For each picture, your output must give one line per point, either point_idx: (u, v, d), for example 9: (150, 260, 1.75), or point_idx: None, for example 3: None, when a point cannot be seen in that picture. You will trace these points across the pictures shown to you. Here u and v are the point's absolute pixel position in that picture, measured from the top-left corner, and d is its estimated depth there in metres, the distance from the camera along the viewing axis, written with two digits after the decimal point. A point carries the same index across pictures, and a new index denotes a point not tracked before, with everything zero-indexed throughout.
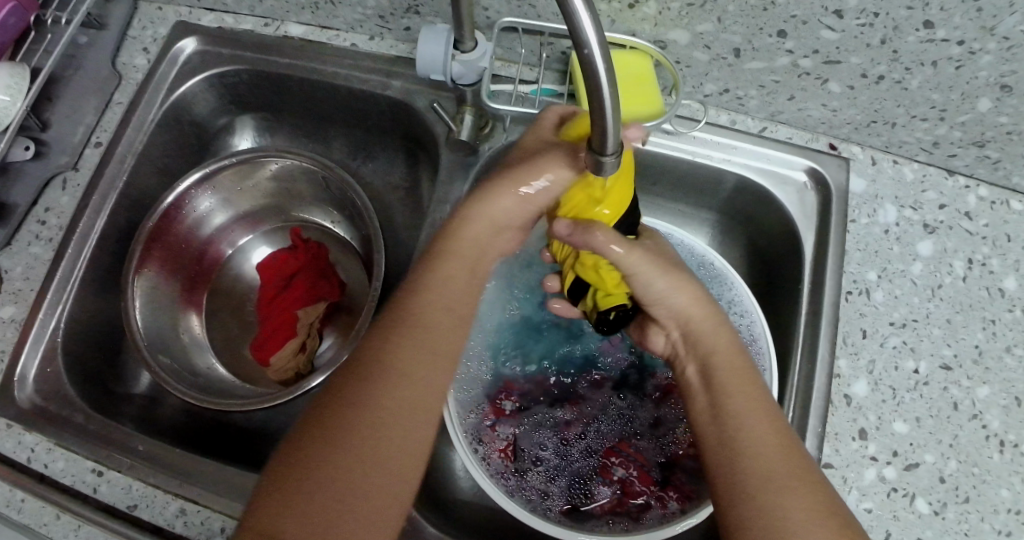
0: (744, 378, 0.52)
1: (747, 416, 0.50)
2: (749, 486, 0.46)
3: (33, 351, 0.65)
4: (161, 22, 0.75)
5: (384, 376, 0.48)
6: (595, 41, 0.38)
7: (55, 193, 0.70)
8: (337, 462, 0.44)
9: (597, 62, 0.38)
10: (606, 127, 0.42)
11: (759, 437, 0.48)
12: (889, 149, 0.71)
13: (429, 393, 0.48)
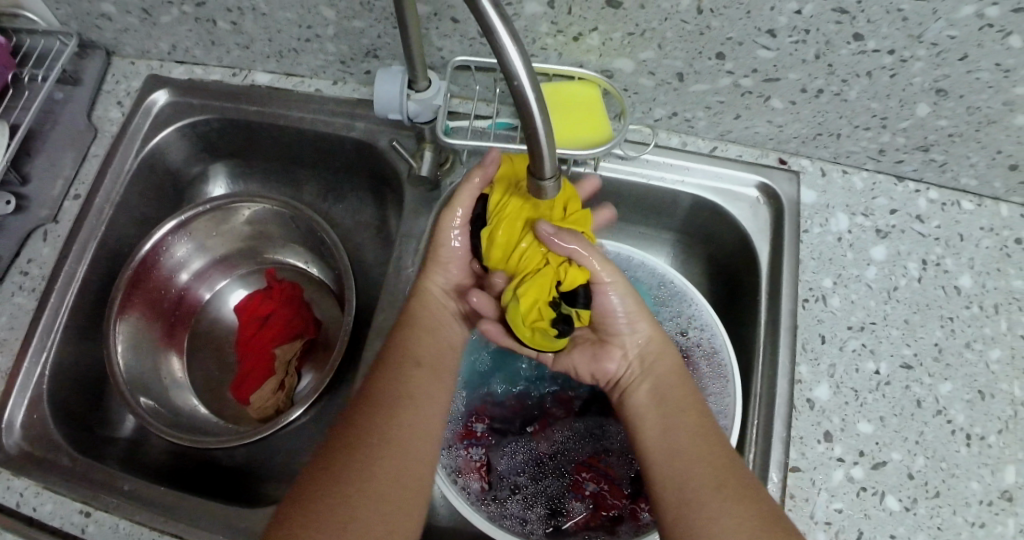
0: (681, 397, 0.55)
1: (680, 430, 0.53)
2: (694, 506, 0.49)
3: (18, 399, 0.66)
4: (133, 76, 0.78)
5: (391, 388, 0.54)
6: (522, 71, 0.41)
7: (37, 245, 0.72)
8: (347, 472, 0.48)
9: (527, 90, 0.41)
10: (542, 154, 0.45)
11: (711, 456, 0.51)
12: (837, 160, 0.73)
13: (426, 419, 0.54)
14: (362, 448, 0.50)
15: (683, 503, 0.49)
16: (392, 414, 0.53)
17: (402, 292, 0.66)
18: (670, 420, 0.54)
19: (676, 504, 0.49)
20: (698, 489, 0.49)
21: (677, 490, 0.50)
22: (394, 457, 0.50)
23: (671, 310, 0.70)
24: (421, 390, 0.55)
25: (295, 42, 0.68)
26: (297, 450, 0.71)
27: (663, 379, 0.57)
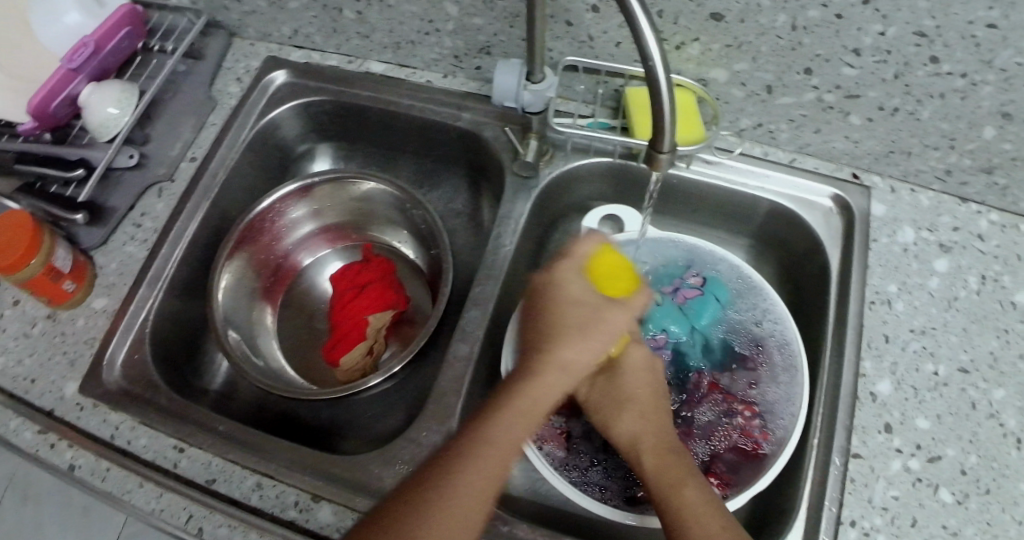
0: (674, 474, 0.57)
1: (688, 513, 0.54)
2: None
3: (120, 340, 0.72)
4: (253, 56, 0.85)
5: (479, 436, 0.52)
6: (655, 51, 0.48)
7: (151, 200, 0.79)
8: (414, 512, 0.49)
9: (658, 68, 0.49)
10: (664, 127, 0.52)
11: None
12: (906, 178, 0.78)
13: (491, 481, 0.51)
14: (426, 499, 0.49)
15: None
16: (462, 462, 0.51)
17: (500, 268, 0.72)
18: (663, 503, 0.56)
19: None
20: None
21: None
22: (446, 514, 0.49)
23: (746, 303, 0.75)
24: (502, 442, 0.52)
25: (415, 34, 0.74)
26: (376, 410, 0.76)
27: (655, 472, 0.58)
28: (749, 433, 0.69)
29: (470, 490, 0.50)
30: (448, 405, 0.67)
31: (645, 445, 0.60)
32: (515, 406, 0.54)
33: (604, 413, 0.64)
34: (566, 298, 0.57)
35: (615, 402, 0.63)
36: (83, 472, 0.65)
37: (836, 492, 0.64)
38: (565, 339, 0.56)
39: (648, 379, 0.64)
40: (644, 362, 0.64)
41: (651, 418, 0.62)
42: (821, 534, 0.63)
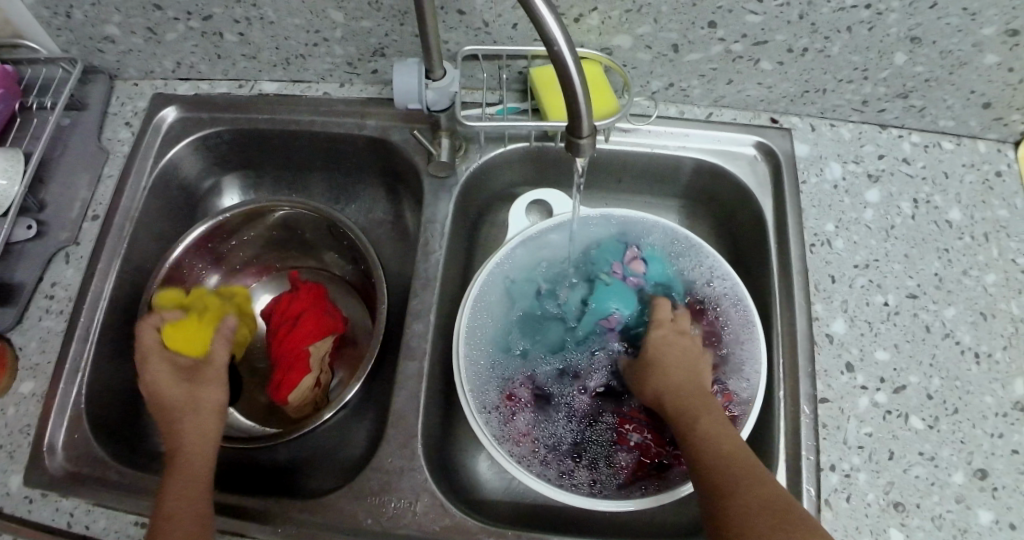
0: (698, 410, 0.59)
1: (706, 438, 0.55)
2: (733, 509, 0.50)
3: (57, 421, 0.66)
4: (139, 96, 0.79)
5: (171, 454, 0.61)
6: (559, 38, 0.44)
7: (59, 268, 0.72)
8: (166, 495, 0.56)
9: (565, 56, 0.44)
10: (580, 112, 0.48)
11: (733, 456, 0.54)
12: (824, 115, 0.78)
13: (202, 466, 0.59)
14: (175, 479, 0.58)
15: (716, 503, 0.51)
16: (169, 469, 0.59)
17: (433, 273, 0.69)
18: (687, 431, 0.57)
19: (711, 511, 0.52)
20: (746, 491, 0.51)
21: (710, 497, 0.52)
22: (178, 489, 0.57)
23: (685, 265, 0.73)
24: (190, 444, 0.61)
25: (302, 47, 0.72)
26: (333, 443, 0.72)
27: (677, 410, 0.59)
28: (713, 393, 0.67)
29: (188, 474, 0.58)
30: (410, 425, 0.63)
31: (670, 383, 0.62)
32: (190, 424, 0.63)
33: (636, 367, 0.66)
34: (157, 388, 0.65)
35: (646, 355, 0.65)
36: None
37: (812, 441, 0.63)
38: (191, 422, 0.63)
39: (683, 349, 0.65)
40: (660, 331, 0.66)
41: (679, 364, 0.63)
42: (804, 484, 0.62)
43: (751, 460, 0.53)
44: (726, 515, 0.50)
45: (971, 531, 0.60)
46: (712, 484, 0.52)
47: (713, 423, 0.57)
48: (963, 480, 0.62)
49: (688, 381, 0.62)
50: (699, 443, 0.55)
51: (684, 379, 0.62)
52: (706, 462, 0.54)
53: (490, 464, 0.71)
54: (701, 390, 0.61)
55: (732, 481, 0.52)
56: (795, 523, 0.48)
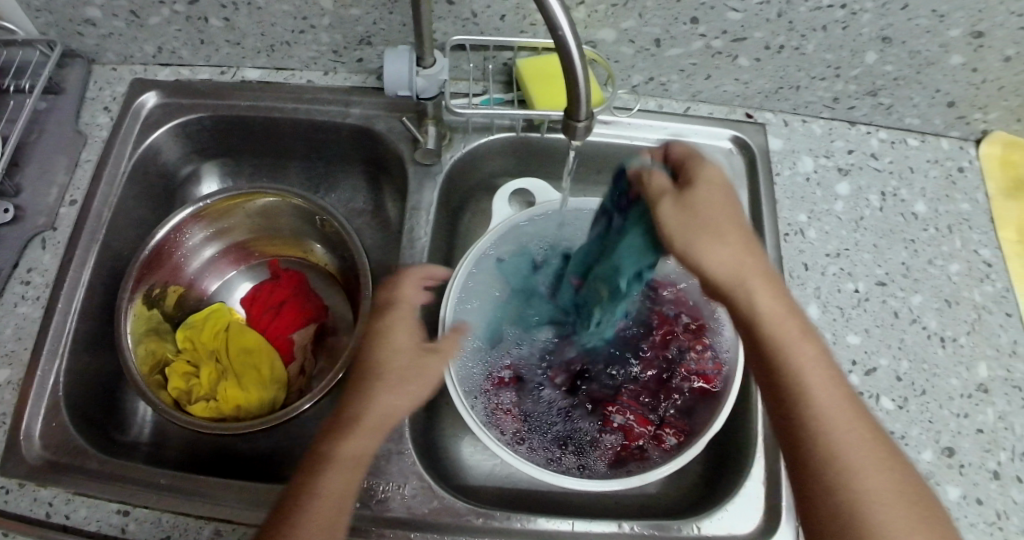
0: (793, 332, 0.52)
1: (818, 385, 0.50)
2: (863, 483, 0.47)
3: (34, 409, 0.64)
4: (118, 81, 0.78)
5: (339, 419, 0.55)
6: (564, 24, 0.45)
7: (35, 253, 0.70)
8: (302, 477, 0.52)
9: (569, 40, 0.46)
10: (580, 95, 0.49)
11: (856, 435, 0.49)
12: (797, 111, 0.80)
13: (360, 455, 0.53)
14: (337, 461, 0.53)
15: (840, 490, 0.47)
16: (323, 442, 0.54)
17: (419, 261, 0.69)
18: (790, 365, 0.51)
19: (824, 491, 0.48)
20: (870, 469, 0.47)
21: (839, 480, 0.47)
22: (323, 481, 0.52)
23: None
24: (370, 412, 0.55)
25: (288, 34, 0.72)
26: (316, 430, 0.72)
27: (767, 319, 0.52)
28: (701, 368, 0.67)
29: (337, 461, 0.53)
30: None
31: (762, 307, 0.52)
32: (402, 372, 0.58)
33: (688, 241, 0.53)
34: (403, 343, 0.59)
35: (715, 232, 0.53)
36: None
37: None
38: (370, 395, 0.56)
39: (718, 202, 0.53)
40: (720, 187, 0.54)
41: (764, 273, 0.53)
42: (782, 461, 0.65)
43: (875, 430, 0.49)
44: (864, 493, 0.47)
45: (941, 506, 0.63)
46: (833, 464, 0.48)
47: (838, 383, 0.50)
48: (932, 458, 0.65)
49: (780, 303, 0.53)
50: (819, 410, 0.49)
51: (773, 301, 0.53)
52: (834, 441, 0.48)
53: (474, 449, 0.71)
54: (805, 321, 0.53)
55: (862, 467, 0.47)
56: (929, 512, 0.47)
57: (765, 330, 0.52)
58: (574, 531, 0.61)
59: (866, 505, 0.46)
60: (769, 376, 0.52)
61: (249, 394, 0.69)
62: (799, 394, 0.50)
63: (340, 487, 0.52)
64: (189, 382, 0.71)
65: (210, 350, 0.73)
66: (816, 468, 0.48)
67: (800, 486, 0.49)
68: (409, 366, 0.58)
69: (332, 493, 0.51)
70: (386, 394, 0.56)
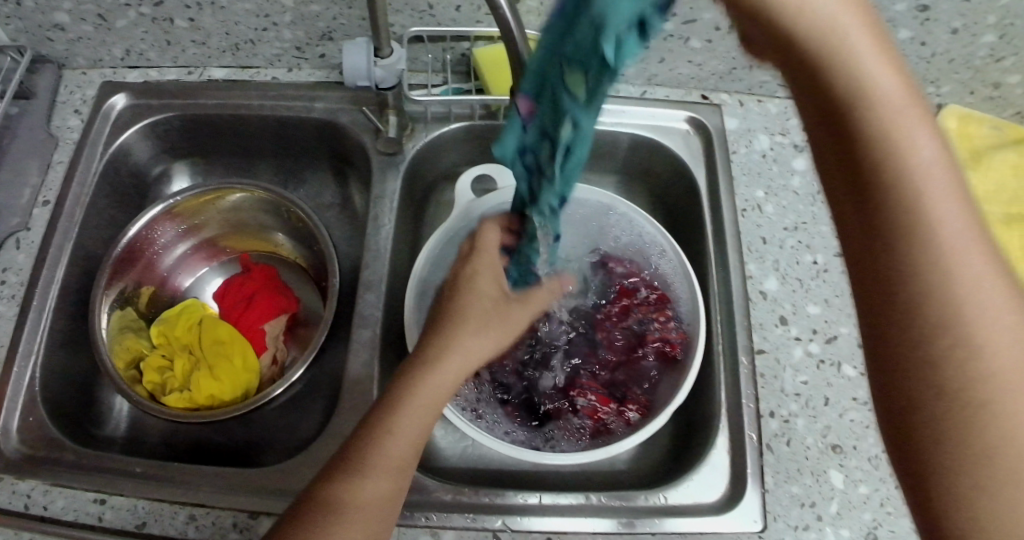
0: (912, 131, 0.36)
1: (949, 215, 0.36)
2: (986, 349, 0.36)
3: (11, 403, 0.66)
4: (87, 85, 0.80)
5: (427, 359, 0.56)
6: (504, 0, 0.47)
7: (10, 253, 0.72)
8: (389, 419, 0.54)
9: (508, 16, 0.47)
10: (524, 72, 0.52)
11: (991, 307, 0.36)
12: (752, 91, 0.82)
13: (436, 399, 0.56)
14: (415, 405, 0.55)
15: (954, 370, 0.36)
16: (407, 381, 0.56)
17: (385, 247, 0.71)
18: (905, 185, 0.37)
19: (911, 377, 0.37)
20: (998, 336, 0.36)
21: (954, 346, 0.36)
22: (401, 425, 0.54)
23: (619, 234, 0.77)
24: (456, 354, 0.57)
25: (251, 33, 0.74)
26: (291, 417, 0.73)
27: (879, 125, 0.36)
28: (665, 338, 0.69)
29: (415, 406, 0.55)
30: (366, 392, 0.65)
31: (891, 121, 0.36)
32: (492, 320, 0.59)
33: (817, 40, 0.35)
34: (478, 286, 0.60)
35: (840, 44, 0.35)
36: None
37: (751, 390, 0.66)
38: (455, 341, 0.57)
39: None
40: None
41: (887, 61, 0.36)
42: (747, 430, 0.65)
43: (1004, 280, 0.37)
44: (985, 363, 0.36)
45: None
46: (943, 342, 0.37)
47: (970, 235, 0.37)
48: None
49: (901, 117, 0.36)
50: (939, 271, 0.36)
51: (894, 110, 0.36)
52: (955, 299, 0.36)
53: (445, 432, 0.72)
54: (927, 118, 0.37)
55: (982, 345, 0.36)
56: None
57: (880, 163, 0.37)
58: (542, 505, 0.62)
59: (982, 385, 0.36)
60: (870, 233, 0.38)
61: (222, 384, 0.71)
62: (902, 261, 0.37)
63: (416, 432, 0.55)
64: (165, 376, 0.73)
65: (185, 344, 0.75)
66: (908, 350, 0.37)
67: (881, 376, 0.39)
68: (486, 313, 0.59)
69: (411, 438, 0.54)
70: (469, 337, 0.57)
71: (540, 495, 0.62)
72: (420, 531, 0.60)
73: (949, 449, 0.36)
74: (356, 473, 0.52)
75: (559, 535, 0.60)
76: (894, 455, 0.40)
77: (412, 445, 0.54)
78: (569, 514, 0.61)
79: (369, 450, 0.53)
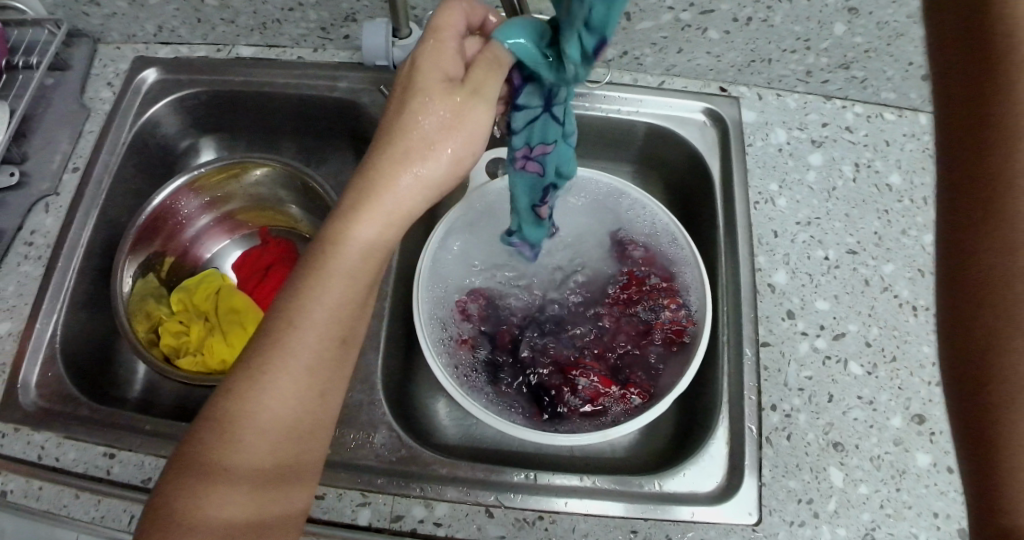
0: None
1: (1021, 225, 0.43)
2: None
3: (31, 359, 0.68)
4: (121, 59, 0.83)
5: (315, 272, 0.51)
6: None
7: (39, 216, 0.75)
8: (268, 362, 0.50)
9: None
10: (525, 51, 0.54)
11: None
12: (771, 85, 0.82)
13: (329, 323, 0.51)
14: (300, 333, 0.50)
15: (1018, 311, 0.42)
16: (289, 309, 0.51)
17: None
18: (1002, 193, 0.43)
19: (994, 322, 0.42)
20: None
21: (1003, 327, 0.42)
22: (287, 363, 0.50)
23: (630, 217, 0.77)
24: (352, 257, 0.52)
25: (277, 12, 0.76)
26: None
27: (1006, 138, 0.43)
28: (675, 323, 0.69)
29: (298, 341, 0.50)
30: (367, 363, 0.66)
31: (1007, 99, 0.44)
32: (396, 210, 0.52)
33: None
34: (427, 82, 0.52)
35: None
36: (15, 495, 0.61)
37: (754, 382, 0.66)
38: (375, 209, 0.51)
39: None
40: None
41: None
42: (747, 422, 0.64)
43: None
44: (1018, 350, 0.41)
45: (909, 472, 0.63)
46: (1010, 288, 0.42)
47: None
48: (901, 424, 0.65)
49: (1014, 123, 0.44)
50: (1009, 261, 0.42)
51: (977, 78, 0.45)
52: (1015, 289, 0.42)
53: (448, 410, 0.73)
54: None
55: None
56: None
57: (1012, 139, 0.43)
58: (536, 484, 0.61)
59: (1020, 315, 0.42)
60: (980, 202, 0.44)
61: (236, 351, 0.74)
62: (1013, 209, 0.43)
63: (308, 367, 0.50)
64: (180, 339, 0.75)
65: (201, 312, 0.77)
66: (980, 316, 0.43)
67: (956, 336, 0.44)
68: (431, 137, 0.52)
69: (301, 380, 0.50)
70: (396, 188, 0.52)
71: (535, 473, 0.62)
72: (414, 502, 0.60)
73: (1021, 381, 0.41)
74: (239, 435, 0.49)
75: (551, 515, 0.60)
76: (953, 394, 0.44)
77: (310, 383, 0.51)
78: (563, 494, 0.61)
79: (244, 412, 0.49)
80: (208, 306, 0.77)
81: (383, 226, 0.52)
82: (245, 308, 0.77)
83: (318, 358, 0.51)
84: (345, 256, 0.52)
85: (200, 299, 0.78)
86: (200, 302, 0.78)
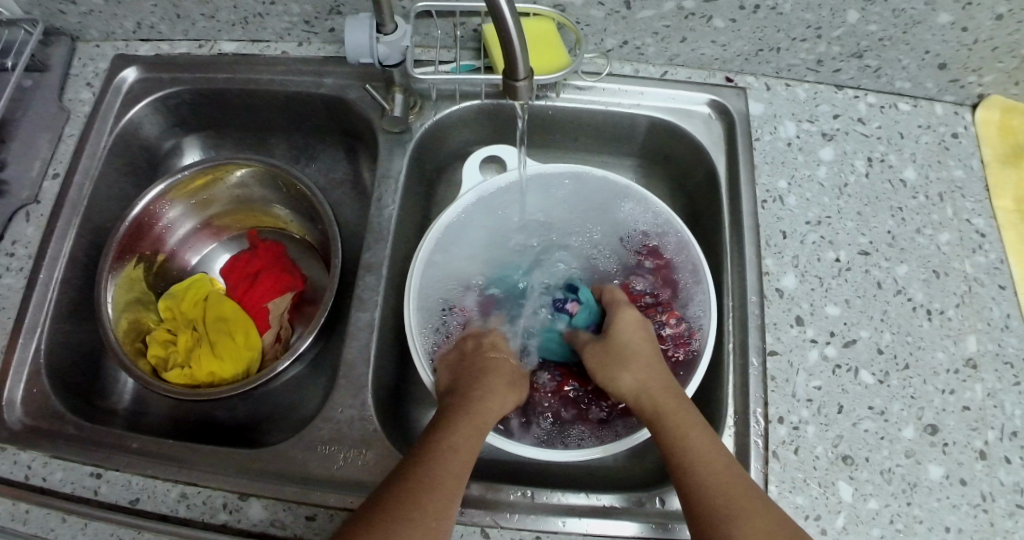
0: (676, 411, 0.58)
1: (698, 470, 0.53)
2: None
3: (16, 375, 0.66)
4: (100, 58, 0.80)
5: (457, 414, 0.58)
6: None
7: (20, 226, 0.72)
8: (415, 476, 0.52)
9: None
10: (516, 55, 0.51)
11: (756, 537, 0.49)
12: (780, 74, 0.78)
13: (471, 450, 0.56)
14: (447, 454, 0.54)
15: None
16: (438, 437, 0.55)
17: (387, 230, 0.70)
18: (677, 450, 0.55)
19: None
20: None
21: None
22: (436, 473, 0.52)
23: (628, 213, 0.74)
24: (489, 414, 0.60)
25: (259, 6, 0.72)
26: (289, 398, 0.73)
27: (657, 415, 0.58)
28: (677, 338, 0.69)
29: (446, 457, 0.54)
30: (360, 375, 0.64)
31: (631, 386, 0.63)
32: (505, 401, 0.62)
33: (607, 368, 0.65)
34: (501, 353, 0.67)
35: (622, 361, 0.64)
36: (1, 518, 0.59)
37: (760, 393, 0.63)
38: (491, 396, 0.61)
39: (642, 336, 0.67)
40: (635, 320, 0.67)
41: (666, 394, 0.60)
42: (752, 435, 0.62)
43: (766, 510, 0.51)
44: None
45: (921, 485, 0.61)
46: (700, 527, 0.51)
47: (720, 467, 0.53)
48: (913, 435, 0.62)
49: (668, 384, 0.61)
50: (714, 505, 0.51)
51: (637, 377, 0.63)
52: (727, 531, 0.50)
53: None
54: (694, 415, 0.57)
55: (748, 529, 0.49)
56: None
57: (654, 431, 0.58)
58: (533, 503, 0.60)
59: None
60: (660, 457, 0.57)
61: (223, 362, 0.72)
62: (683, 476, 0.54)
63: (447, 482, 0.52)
64: (168, 349, 0.74)
65: (190, 319, 0.75)
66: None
67: None
68: (505, 379, 0.65)
69: (443, 492, 0.51)
70: (503, 393, 0.62)
71: (533, 490, 0.60)
72: None
73: None
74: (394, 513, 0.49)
75: (548, 535, 0.58)
76: None
77: (449, 495, 0.51)
78: (561, 514, 0.59)
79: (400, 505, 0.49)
80: (197, 314, 0.75)
81: (499, 405, 0.61)
82: (234, 316, 0.75)
83: (456, 476, 0.53)
84: (483, 409, 0.60)
85: (188, 306, 0.76)
86: (188, 310, 0.76)
